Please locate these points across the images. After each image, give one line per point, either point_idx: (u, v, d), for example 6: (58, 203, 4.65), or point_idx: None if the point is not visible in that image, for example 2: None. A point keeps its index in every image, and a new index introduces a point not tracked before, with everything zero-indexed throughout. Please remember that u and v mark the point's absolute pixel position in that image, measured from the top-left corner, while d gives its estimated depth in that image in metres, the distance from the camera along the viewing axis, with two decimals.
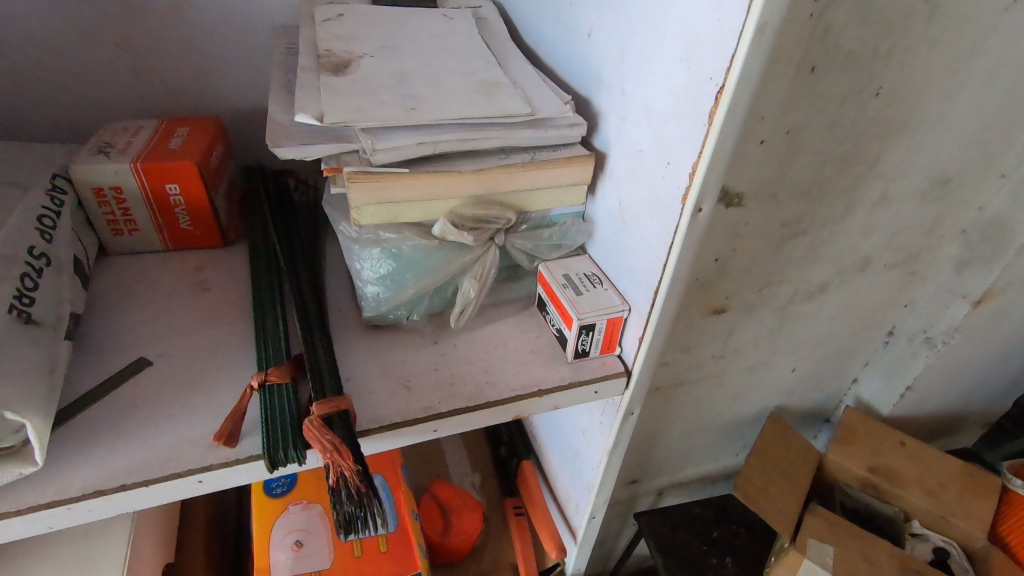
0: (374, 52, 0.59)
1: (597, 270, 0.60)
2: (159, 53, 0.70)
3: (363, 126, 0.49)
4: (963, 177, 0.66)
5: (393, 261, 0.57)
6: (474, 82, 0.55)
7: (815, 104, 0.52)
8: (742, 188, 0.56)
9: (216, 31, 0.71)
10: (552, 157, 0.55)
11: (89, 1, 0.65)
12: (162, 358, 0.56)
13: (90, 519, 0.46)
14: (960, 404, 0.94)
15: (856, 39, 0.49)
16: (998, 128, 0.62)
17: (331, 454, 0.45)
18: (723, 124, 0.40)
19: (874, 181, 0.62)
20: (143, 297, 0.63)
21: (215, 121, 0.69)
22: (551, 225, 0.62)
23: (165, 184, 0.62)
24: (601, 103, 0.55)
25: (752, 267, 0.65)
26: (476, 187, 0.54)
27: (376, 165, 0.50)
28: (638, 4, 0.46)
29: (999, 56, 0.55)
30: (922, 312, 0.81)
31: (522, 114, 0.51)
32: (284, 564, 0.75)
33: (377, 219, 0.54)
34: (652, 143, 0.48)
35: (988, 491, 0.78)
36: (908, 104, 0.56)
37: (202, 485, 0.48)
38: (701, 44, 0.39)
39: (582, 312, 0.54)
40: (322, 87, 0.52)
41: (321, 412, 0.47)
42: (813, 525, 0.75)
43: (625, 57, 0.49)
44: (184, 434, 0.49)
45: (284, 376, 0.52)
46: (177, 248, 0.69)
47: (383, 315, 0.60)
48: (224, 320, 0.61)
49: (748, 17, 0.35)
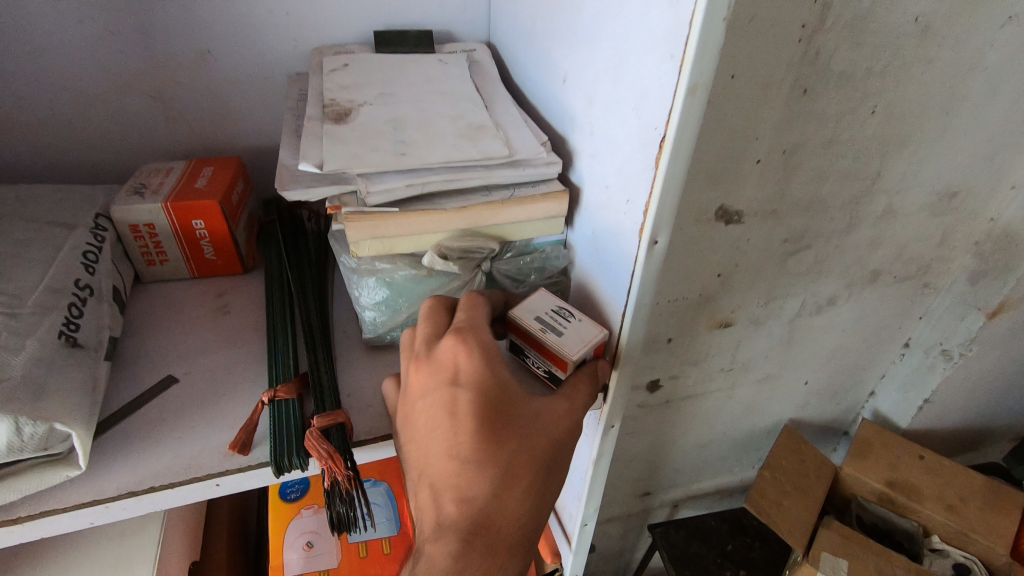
0: (374, 100, 0.63)
1: (561, 303, 0.55)
2: (186, 100, 0.76)
3: (359, 172, 0.52)
4: (971, 191, 0.66)
5: (387, 288, 0.59)
6: (461, 125, 0.58)
7: (810, 123, 0.53)
8: (740, 206, 0.57)
9: (236, 78, 0.76)
10: (531, 194, 0.57)
11: (125, 57, 0.70)
12: (186, 375, 0.60)
13: (124, 517, 0.51)
14: (985, 416, 0.92)
15: (847, 62, 0.50)
16: (1003, 140, 0.62)
17: (327, 461, 0.50)
18: (667, 168, 0.42)
19: (878, 196, 0.62)
20: (173, 318, 0.67)
21: (236, 159, 0.74)
22: (534, 252, 0.63)
23: (191, 221, 0.67)
24: (576, 141, 0.57)
25: (755, 283, 0.65)
26: (462, 222, 0.56)
27: (371, 206, 0.53)
28: (602, 54, 0.48)
29: (998, 71, 0.56)
30: (936, 325, 0.80)
31: (501, 156, 0.54)
32: (296, 563, 0.79)
33: (374, 252, 0.56)
34: (618, 178, 0.50)
35: (1009, 505, 0.77)
36: (908, 121, 0.57)
37: (219, 487, 0.52)
38: (650, 96, 0.42)
39: (572, 351, 0.50)
40: (325, 135, 0.56)
41: (321, 424, 0.51)
42: (827, 537, 0.75)
43: (593, 100, 0.51)
44: (206, 443, 0.54)
45: (292, 393, 0.55)
46: (203, 276, 0.73)
47: (380, 334, 0.64)
48: (244, 340, 0.65)
49: (681, 76, 0.37)
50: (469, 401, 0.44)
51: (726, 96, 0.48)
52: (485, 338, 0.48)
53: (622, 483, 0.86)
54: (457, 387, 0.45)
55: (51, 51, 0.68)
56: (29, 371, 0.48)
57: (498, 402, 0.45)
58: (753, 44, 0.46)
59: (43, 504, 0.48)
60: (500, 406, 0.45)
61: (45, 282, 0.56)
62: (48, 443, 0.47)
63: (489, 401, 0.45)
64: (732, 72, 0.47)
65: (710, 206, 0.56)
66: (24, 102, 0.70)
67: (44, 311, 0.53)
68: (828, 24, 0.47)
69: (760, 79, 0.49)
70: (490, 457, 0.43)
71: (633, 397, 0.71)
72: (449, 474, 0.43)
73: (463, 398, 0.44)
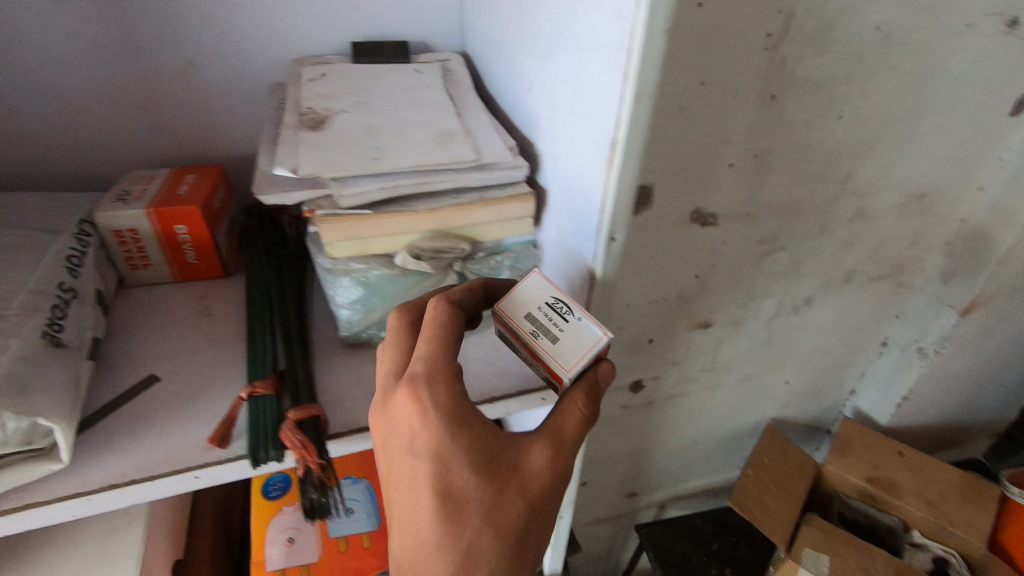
0: (350, 108, 0.64)
1: (559, 294, 0.50)
2: (171, 110, 0.77)
3: (331, 176, 0.54)
4: (939, 193, 0.68)
5: (362, 288, 0.60)
6: (434, 132, 0.60)
7: (780, 128, 0.55)
8: (716, 209, 0.59)
9: (219, 90, 0.77)
10: (499, 196, 0.59)
11: (110, 69, 0.71)
12: (168, 375, 0.61)
13: (106, 510, 0.51)
14: (962, 413, 0.94)
15: (813, 69, 0.52)
16: (968, 143, 0.65)
17: (300, 450, 0.51)
18: (619, 168, 0.49)
19: (849, 198, 0.64)
20: (156, 320, 0.68)
21: (218, 167, 0.75)
22: (505, 252, 0.64)
23: (174, 226, 0.68)
24: (540, 146, 0.62)
25: (733, 284, 0.67)
26: (431, 223, 0.58)
27: (345, 209, 0.55)
28: (558, 66, 0.54)
29: (960, 76, 0.58)
30: (912, 324, 0.82)
31: (467, 160, 0.56)
32: (277, 559, 0.80)
33: (349, 253, 0.58)
34: (576, 180, 0.56)
35: (986, 499, 0.78)
36: (876, 125, 0.59)
37: (199, 480, 0.52)
38: (601, 104, 0.48)
39: (569, 367, 0.46)
40: (300, 142, 0.58)
41: (296, 415, 0.53)
42: (808, 534, 0.76)
43: (553, 109, 0.57)
44: (186, 437, 0.54)
45: (268, 389, 0.56)
46: (185, 280, 0.74)
47: (357, 334, 0.64)
48: (225, 340, 0.66)
49: (627, 87, 0.44)
50: (422, 474, 0.40)
51: (697, 102, 0.50)
52: (439, 388, 0.42)
53: (609, 484, 0.87)
54: (418, 455, 0.40)
55: (36, 62, 0.68)
56: (15, 369, 0.48)
57: (466, 473, 0.40)
58: (720, 53, 0.48)
59: (25, 497, 0.49)
60: (456, 476, 0.40)
61: (29, 284, 0.56)
62: (31, 437, 0.48)
63: (453, 473, 0.40)
64: (702, 80, 0.49)
65: (685, 209, 0.58)
66: (10, 112, 0.71)
67: (28, 313, 0.54)
68: (792, 33, 0.49)
69: (729, 86, 0.50)
70: (447, 538, 0.39)
71: (616, 397, 0.73)
72: (416, 555, 0.40)
73: (417, 471, 0.40)
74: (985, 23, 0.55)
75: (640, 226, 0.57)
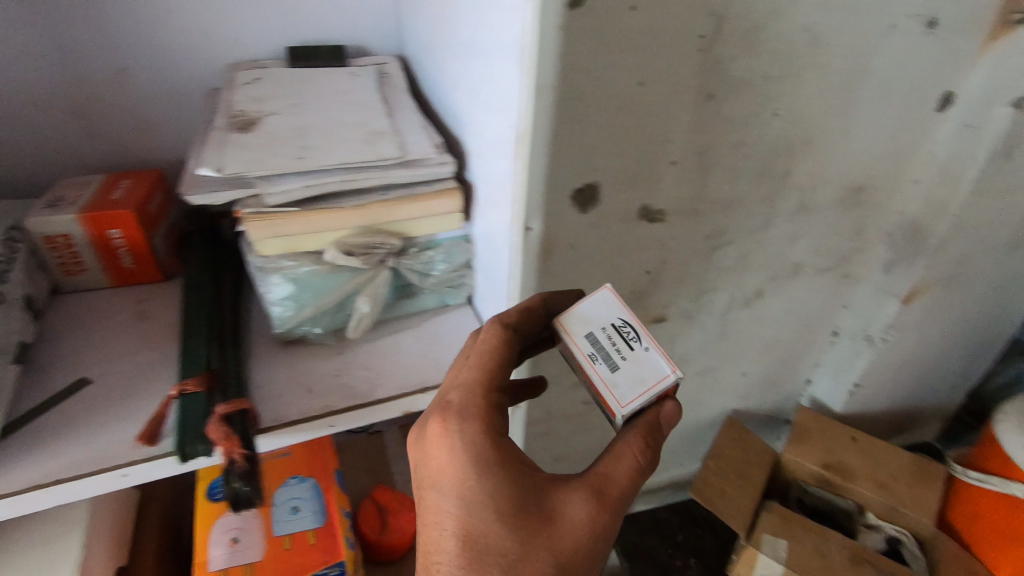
0: (281, 110, 0.64)
1: (627, 315, 0.44)
2: (107, 117, 0.74)
3: (257, 174, 0.54)
4: (876, 186, 0.72)
5: (294, 285, 0.59)
6: (363, 131, 0.60)
7: (719, 126, 0.57)
8: (662, 205, 0.61)
9: (155, 93, 0.74)
10: (427, 191, 0.59)
11: (41, 74, 0.69)
12: (100, 377, 0.60)
13: (31, 510, 0.51)
14: (912, 398, 0.98)
15: (746, 68, 0.54)
16: (900, 138, 0.68)
17: (228, 443, 0.51)
18: (529, 160, 0.48)
19: (790, 192, 0.67)
20: (90, 323, 0.67)
21: (156, 171, 0.73)
22: (437, 247, 0.64)
23: (107, 230, 0.66)
24: (466, 142, 0.59)
25: (683, 279, 0.69)
26: (360, 219, 0.58)
27: (271, 206, 0.55)
28: (471, 60, 0.53)
29: (887, 75, 0.61)
30: (859, 313, 0.85)
31: (392, 158, 0.56)
32: (222, 558, 0.70)
33: (280, 250, 0.57)
34: (494, 175, 0.54)
35: (933, 478, 0.81)
36: (810, 121, 0.61)
37: (127, 477, 0.52)
38: (506, 97, 0.47)
39: (626, 406, 0.41)
40: (228, 143, 0.57)
41: (226, 409, 0.52)
42: (768, 520, 0.78)
43: (472, 101, 0.55)
44: (116, 436, 0.54)
45: (200, 386, 0.54)
46: (122, 286, 0.72)
47: (291, 331, 0.63)
48: (159, 342, 0.65)
49: (527, 78, 0.44)
50: (449, 513, 0.41)
51: (637, 102, 0.52)
52: (470, 428, 0.42)
53: None
54: (445, 494, 0.42)
55: None
56: None
57: (490, 519, 0.40)
58: (655, 54, 0.50)
59: None
60: (480, 522, 0.40)
61: None
62: None
63: (476, 518, 0.40)
64: (639, 80, 0.51)
65: (632, 206, 0.59)
66: None
67: None
68: (724, 34, 0.51)
69: (667, 86, 0.52)
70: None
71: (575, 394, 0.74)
72: None
73: (443, 508, 0.42)
74: (906, 23, 0.58)
75: (589, 224, 0.59)
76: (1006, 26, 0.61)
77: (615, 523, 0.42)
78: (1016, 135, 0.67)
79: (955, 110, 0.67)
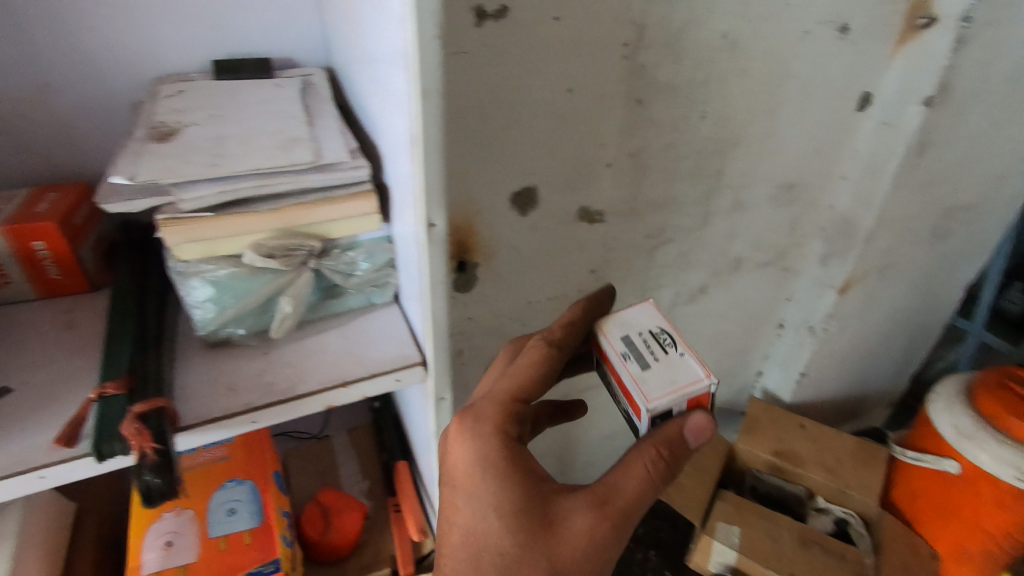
0: (202, 121, 0.62)
1: (666, 326, 0.47)
2: (33, 131, 0.71)
3: (169, 182, 0.52)
4: (806, 183, 0.75)
5: (213, 287, 0.59)
6: (281, 138, 0.59)
7: (650, 129, 0.60)
8: (600, 207, 0.63)
9: (83, 108, 0.72)
10: (346, 193, 0.58)
11: None
12: (23, 386, 0.59)
13: None
14: (858, 386, 1.03)
15: (671, 75, 0.57)
16: (825, 137, 0.72)
17: (140, 440, 0.49)
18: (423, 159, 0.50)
19: (724, 191, 0.70)
20: (14, 335, 0.66)
21: (83, 183, 0.72)
22: (357, 248, 0.64)
23: (32, 243, 0.65)
24: (379, 146, 0.59)
25: (627, 277, 0.71)
26: (276, 221, 0.57)
27: (186, 211, 0.54)
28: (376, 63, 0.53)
29: (806, 77, 0.65)
30: (801, 304, 0.89)
31: (304, 162, 0.55)
32: (153, 563, 0.69)
33: (197, 255, 0.57)
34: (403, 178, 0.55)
35: (876, 461, 0.85)
36: (737, 123, 0.64)
37: (44, 481, 0.51)
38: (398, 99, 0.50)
39: (653, 400, 0.42)
40: (143, 153, 0.56)
41: (143, 407, 0.51)
42: (722, 509, 0.81)
43: (382, 106, 0.56)
44: (33, 441, 0.53)
45: (120, 388, 0.53)
46: (50, 297, 0.71)
47: (215, 333, 0.62)
48: (87, 351, 0.64)
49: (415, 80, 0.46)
50: (462, 508, 0.44)
51: (567, 108, 0.54)
52: (490, 432, 0.44)
53: None
54: (461, 490, 0.44)
55: None
56: None
57: (495, 519, 0.42)
58: (580, 62, 0.52)
59: None
60: (487, 522, 0.42)
61: None
62: None
63: (483, 516, 0.42)
64: (568, 87, 0.53)
65: (571, 208, 0.61)
66: None
67: None
68: (647, 41, 0.54)
69: (595, 91, 0.55)
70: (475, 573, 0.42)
71: None
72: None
73: (458, 503, 0.44)
74: (820, 29, 0.62)
75: (530, 226, 0.61)
76: (913, 30, 0.66)
77: (622, 535, 0.42)
78: (930, 131, 0.71)
79: (874, 109, 0.72)
